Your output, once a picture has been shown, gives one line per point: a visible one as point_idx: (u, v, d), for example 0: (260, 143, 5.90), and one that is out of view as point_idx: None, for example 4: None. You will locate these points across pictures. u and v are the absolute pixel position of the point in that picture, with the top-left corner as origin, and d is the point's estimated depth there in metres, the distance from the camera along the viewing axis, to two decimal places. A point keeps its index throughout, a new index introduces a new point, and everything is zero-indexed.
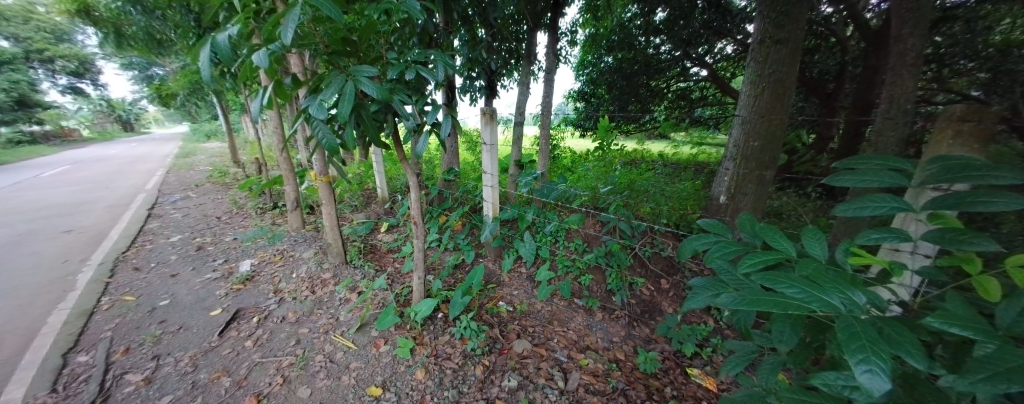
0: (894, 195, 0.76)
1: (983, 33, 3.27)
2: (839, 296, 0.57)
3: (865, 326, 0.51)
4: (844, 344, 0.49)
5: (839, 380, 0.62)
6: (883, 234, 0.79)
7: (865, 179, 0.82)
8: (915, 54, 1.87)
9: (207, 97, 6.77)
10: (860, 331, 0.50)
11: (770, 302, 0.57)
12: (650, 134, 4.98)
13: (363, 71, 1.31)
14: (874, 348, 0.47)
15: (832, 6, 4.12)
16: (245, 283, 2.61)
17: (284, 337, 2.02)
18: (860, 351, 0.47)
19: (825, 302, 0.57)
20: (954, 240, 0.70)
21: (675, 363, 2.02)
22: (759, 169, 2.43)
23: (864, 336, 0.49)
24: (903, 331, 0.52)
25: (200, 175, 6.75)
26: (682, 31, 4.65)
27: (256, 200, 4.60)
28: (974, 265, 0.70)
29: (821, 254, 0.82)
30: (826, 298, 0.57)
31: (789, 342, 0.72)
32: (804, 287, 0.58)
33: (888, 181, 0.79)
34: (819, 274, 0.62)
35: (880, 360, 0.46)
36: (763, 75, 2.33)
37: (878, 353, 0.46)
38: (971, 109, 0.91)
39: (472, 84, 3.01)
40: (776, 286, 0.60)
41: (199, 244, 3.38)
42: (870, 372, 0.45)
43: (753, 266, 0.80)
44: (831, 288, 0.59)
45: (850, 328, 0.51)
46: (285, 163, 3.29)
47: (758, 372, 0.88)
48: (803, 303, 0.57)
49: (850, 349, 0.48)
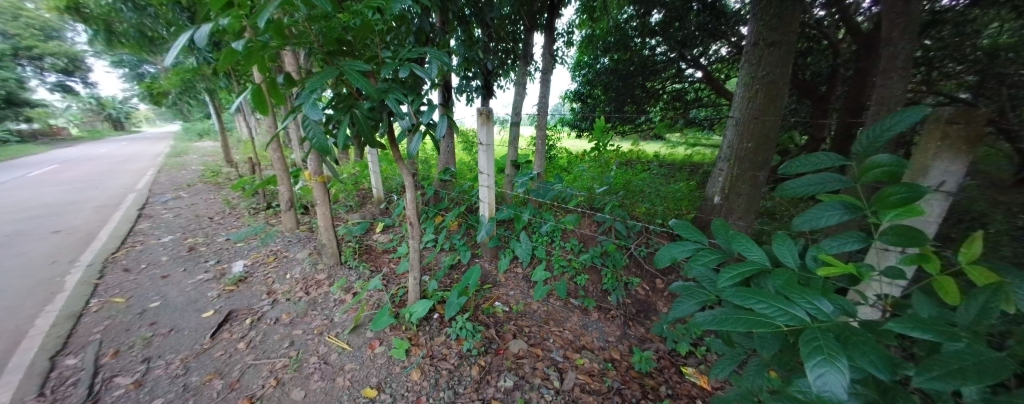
0: (848, 199, 0.84)
1: (972, 37, 3.34)
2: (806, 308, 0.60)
3: (826, 335, 0.53)
4: (806, 356, 0.51)
5: None
6: (844, 239, 0.85)
7: (812, 187, 0.91)
8: (905, 57, 1.90)
9: (199, 95, 6.66)
10: (823, 343, 0.51)
11: (731, 317, 0.62)
12: (646, 135, 5.03)
13: (357, 67, 1.31)
14: (828, 355, 0.50)
15: (824, 10, 4.20)
16: (238, 285, 2.58)
17: (277, 338, 1.99)
18: (820, 361, 0.50)
19: (792, 317, 0.59)
20: (910, 236, 0.76)
21: (671, 362, 2.03)
22: (752, 170, 2.45)
23: (824, 350, 0.50)
24: (866, 339, 0.53)
25: (192, 175, 6.65)
26: (678, 33, 4.70)
27: (250, 200, 4.55)
28: (935, 264, 0.74)
29: (792, 263, 0.84)
30: (792, 311, 0.60)
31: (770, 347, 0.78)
32: (772, 302, 0.62)
33: (831, 186, 0.88)
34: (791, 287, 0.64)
35: (839, 371, 0.48)
36: (756, 77, 2.35)
37: (838, 366, 0.48)
38: (959, 112, 0.92)
39: (469, 84, 3.00)
40: (745, 302, 0.63)
41: (190, 245, 3.33)
42: (829, 383, 0.47)
43: (732, 279, 0.83)
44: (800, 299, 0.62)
45: (813, 339, 0.53)
46: (279, 163, 3.25)
47: (746, 374, 0.93)
48: (770, 318, 0.60)
49: (812, 362, 0.50)
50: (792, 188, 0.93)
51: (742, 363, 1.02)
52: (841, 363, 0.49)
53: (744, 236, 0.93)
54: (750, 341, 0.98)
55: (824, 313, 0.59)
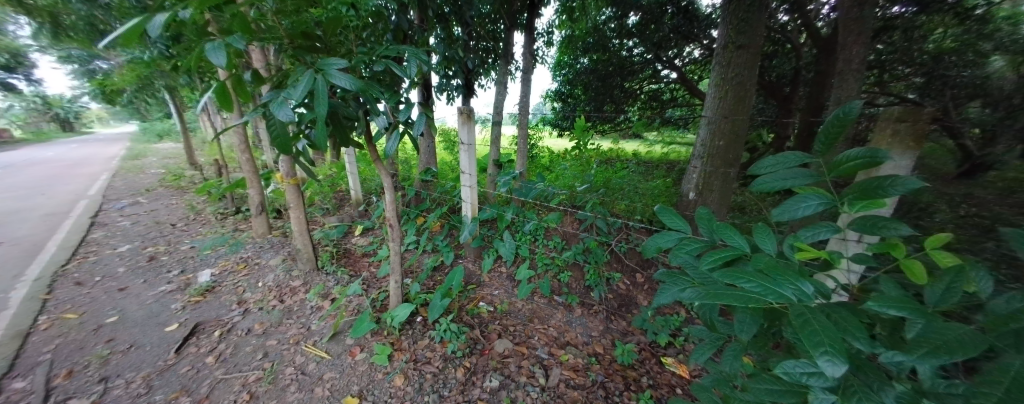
0: (821, 193, 0.86)
1: (919, 41, 3.97)
2: (792, 288, 0.60)
3: (814, 313, 0.54)
4: (804, 336, 0.51)
5: (796, 368, 0.60)
6: (816, 229, 0.87)
7: (783, 183, 0.93)
8: (859, 60, 2.05)
9: (158, 93, 6.23)
10: (814, 320, 0.52)
11: (726, 296, 0.60)
12: (625, 134, 5.14)
13: (333, 64, 1.24)
14: (823, 332, 0.50)
15: (787, 15, 4.47)
16: (205, 295, 2.42)
17: (250, 350, 1.89)
18: (818, 338, 0.49)
19: (780, 295, 0.59)
20: (875, 226, 0.79)
21: (652, 353, 2.07)
22: (724, 167, 2.55)
23: (820, 328, 0.50)
24: (849, 317, 0.55)
25: (152, 180, 6.21)
26: (654, 34, 4.83)
27: (217, 205, 4.30)
28: (900, 250, 0.78)
29: (771, 248, 0.88)
30: (780, 290, 0.60)
31: (748, 331, 0.77)
32: (760, 281, 0.61)
33: (803, 181, 0.89)
34: (775, 268, 0.65)
35: (836, 345, 0.48)
36: (726, 78, 2.45)
37: (833, 339, 0.48)
38: (907, 110, 0.98)
39: (449, 83, 2.96)
40: (736, 281, 0.62)
41: (151, 254, 3.10)
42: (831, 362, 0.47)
43: (712, 262, 0.86)
44: (784, 280, 0.62)
45: (804, 317, 0.53)
46: (248, 165, 3.08)
47: (724, 358, 0.95)
48: (760, 296, 0.60)
49: (808, 337, 0.50)
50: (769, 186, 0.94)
51: (720, 349, 1.05)
52: (835, 337, 0.49)
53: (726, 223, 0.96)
54: (730, 327, 1.00)
55: (805, 293, 0.60)
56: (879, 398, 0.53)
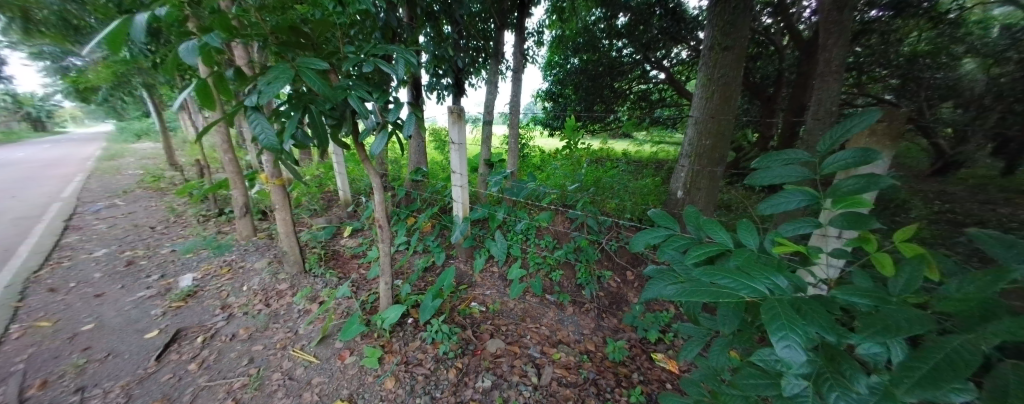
0: (804, 190, 0.88)
1: (894, 45, 3.99)
2: (766, 283, 0.62)
3: (782, 304, 0.56)
4: (766, 319, 0.54)
5: (772, 356, 0.72)
6: (798, 225, 0.90)
7: (766, 180, 0.96)
8: (838, 62, 2.12)
9: (136, 91, 6.01)
10: (782, 312, 0.54)
11: (701, 291, 0.62)
12: (615, 133, 5.18)
13: (314, 64, 1.21)
14: (786, 319, 0.52)
15: (771, 18, 4.61)
16: (187, 300, 2.34)
17: (235, 356, 1.83)
18: (779, 324, 0.52)
19: (753, 289, 0.61)
20: (856, 222, 0.80)
21: (642, 349, 2.09)
22: (711, 166, 2.60)
23: (784, 316, 0.53)
24: (818, 308, 0.55)
25: (130, 181, 5.98)
26: (643, 35, 4.89)
27: (199, 207, 4.17)
28: (873, 244, 0.81)
29: (753, 244, 0.90)
30: (754, 285, 0.62)
31: (729, 323, 0.80)
32: (736, 277, 0.63)
33: (794, 177, 0.92)
34: (751, 263, 0.67)
35: (799, 335, 0.51)
36: (712, 79, 2.49)
37: (797, 330, 0.51)
38: (884, 110, 1.02)
39: (439, 82, 2.93)
40: (713, 277, 0.64)
41: (129, 258, 2.98)
42: (789, 345, 0.50)
43: (697, 257, 0.87)
44: (760, 275, 0.64)
45: (773, 310, 0.55)
46: (231, 165, 2.99)
47: (711, 352, 0.96)
48: (734, 291, 0.62)
49: (773, 328, 0.53)
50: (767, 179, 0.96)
51: (707, 344, 1.07)
52: (798, 328, 0.52)
53: (711, 220, 0.98)
54: (715, 322, 1.02)
55: (779, 288, 0.62)
56: (852, 386, 0.55)
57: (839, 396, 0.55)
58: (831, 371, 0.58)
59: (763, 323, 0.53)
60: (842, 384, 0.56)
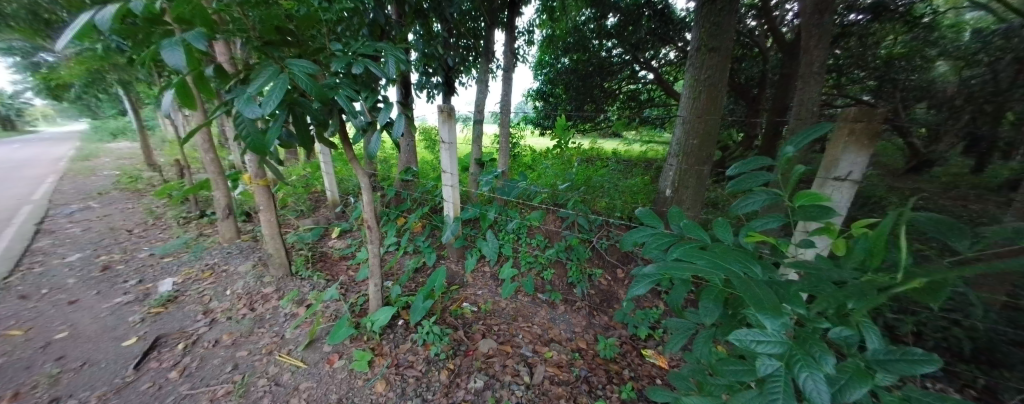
0: (767, 188, 0.92)
1: (872, 47, 4.15)
2: (740, 266, 0.68)
3: (760, 287, 0.61)
4: (749, 300, 0.58)
5: (748, 337, 0.64)
6: (767, 219, 0.93)
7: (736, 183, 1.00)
8: (820, 64, 2.18)
9: (111, 88, 5.76)
10: (759, 289, 0.59)
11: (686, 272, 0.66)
12: (605, 132, 5.21)
13: (300, 65, 1.18)
14: (766, 299, 0.57)
15: (755, 20, 4.73)
16: (167, 305, 2.26)
17: (218, 363, 1.77)
18: (761, 305, 0.56)
19: (729, 270, 0.66)
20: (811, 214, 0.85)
21: (632, 346, 2.11)
22: (698, 165, 2.64)
23: (763, 297, 0.58)
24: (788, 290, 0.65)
25: (105, 182, 5.73)
26: (632, 36, 4.93)
27: (180, 209, 4.02)
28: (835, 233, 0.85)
29: (727, 239, 0.92)
30: (730, 267, 0.67)
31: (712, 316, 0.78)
32: (714, 260, 0.68)
33: (759, 179, 0.95)
34: (726, 250, 0.72)
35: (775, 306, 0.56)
36: (700, 79, 2.54)
37: (773, 302, 0.56)
38: (862, 111, 1.04)
39: (429, 81, 2.91)
40: (693, 259, 0.68)
41: (104, 263, 2.86)
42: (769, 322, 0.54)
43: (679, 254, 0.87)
44: (735, 259, 0.69)
45: (750, 288, 0.60)
46: (213, 165, 2.89)
47: (695, 344, 0.99)
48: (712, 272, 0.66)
49: (752, 302, 0.57)
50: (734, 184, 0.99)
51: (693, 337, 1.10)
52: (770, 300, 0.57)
53: (690, 222, 0.99)
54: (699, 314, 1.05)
55: (753, 272, 0.67)
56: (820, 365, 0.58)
57: (809, 376, 0.56)
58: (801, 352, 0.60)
59: (748, 302, 0.57)
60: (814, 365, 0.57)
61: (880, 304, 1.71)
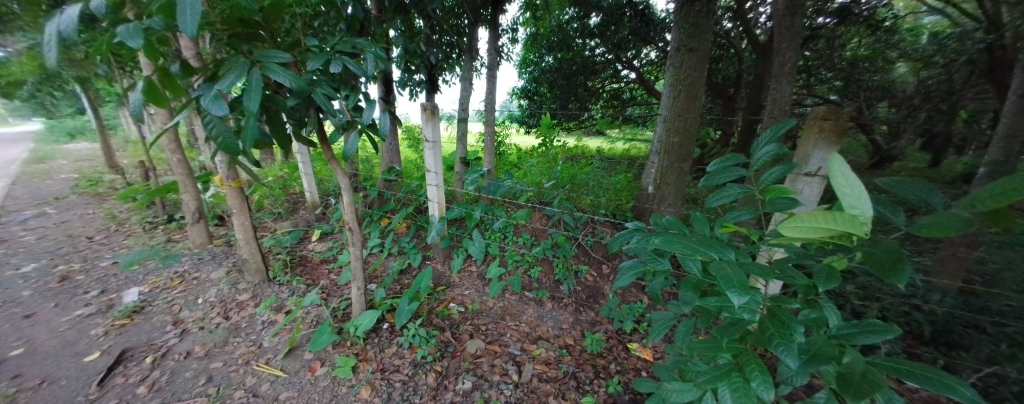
0: (738, 184, 0.96)
1: (838, 49, 4.35)
2: (716, 251, 0.70)
3: (732, 269, 0.65)
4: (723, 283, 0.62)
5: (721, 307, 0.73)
6: (740, 213, 0.96)
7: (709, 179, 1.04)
8: (791, 64, 2.26)
9: (66, 85, 5.37)
10: (728, 271, 0.64)
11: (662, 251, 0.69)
12: (590, 130, 5.25)
13: (274, 59, 1.12)
14: (737, 280, 0.61)
15: (731, 22, 4.89)
16: (133, 317, 2.12)
17: (190, 376, 1.68)
18: (730, 284, 0.61)
19: (704, 254, 0.69)
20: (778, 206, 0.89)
21: (618, 340, 2.14)
22: (679, 162, 2.70)
23: (734, 279, 0.62)
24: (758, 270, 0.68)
25: (61, 186, 5.34)
26: (614, 36, 5.00)
27: (145, 214, 3.79)
28: None
29: (704, 231, 0.95)
30: (706, 251, 0.70)
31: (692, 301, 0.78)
32: (692, 244, 0.71)
33: (729, 176, 0.99)
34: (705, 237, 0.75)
35: (740, 286, 0.60)
36: (679, 79, 2.60)
37: (738, 283, 0.61)
38: (830, 110, 1.09)
39: (412, 78, 2.85)
40: (672, 244, 0.71)
41: (62, 273, 2.66)
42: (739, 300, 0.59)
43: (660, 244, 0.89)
44: (711, 245, 0.72)
45: (722, 271, 0.64)
46: (180, 167, 2.74)
47: (676, 332, 1.02)
48: (689, 255, 0.69)
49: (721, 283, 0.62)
50: (707, 183, 1.02)
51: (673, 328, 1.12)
52: (738, 281, 0.61)
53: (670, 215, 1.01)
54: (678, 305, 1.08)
55: (728, 256, 0.70)
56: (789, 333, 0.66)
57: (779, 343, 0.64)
58: (774, 325, 0.68)
59: (720, 283, 0.61)
60: (781, 335, 0.65)
61: (848, 292, 1.80)
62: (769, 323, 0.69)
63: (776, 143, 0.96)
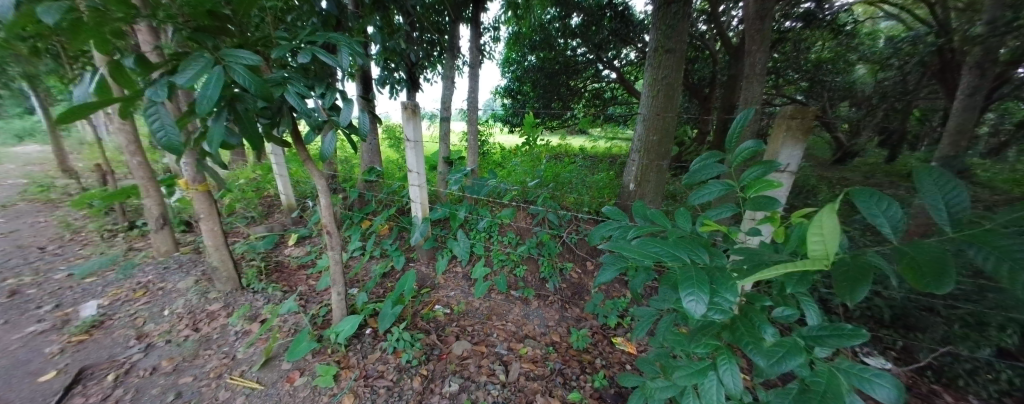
0: (719, 180, 0.98)
1: (803, 52, 4.52)
2: (688, 253, 0.71)
3: (696, 268, 0.67)
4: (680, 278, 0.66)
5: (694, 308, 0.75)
6: (721, 209, 0.99)
7: (692, 177, 1.06)
8: (760, 65, 2.36)
9: (8, 84, 4.92)
10: (694, 275, 0.65)
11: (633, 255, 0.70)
12: (573, 129, 5.30)
13: (239, 58, 1.04)
14: (699, 283, 0.63)
15: (705, 24, 5.06)
16: (91, 332, 1.97)
17: (156, 392, 1.57)
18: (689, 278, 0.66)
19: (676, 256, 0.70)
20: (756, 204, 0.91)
21: (603, 335, 2.16)
22: (658, 159, 2.76)
23: (697, 281, 0.64)
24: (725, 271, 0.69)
25: (5, 193, 4.89)
26: (595, 36, 5.08)
27: (103, 221, 3.52)
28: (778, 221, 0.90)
29: (685, 227, 0.97)
30: (678, 253, 0.71)
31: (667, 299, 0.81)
32: (666, 247, 0.71)
33: (712, 172, 1.01)
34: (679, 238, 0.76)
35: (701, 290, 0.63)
36: (658, 79, 2.66)
37: (700, 288, 0.63)
38: (798, 109, 1.14)
39: (391, 76, 2.78)
40: (646, 246, 0.72)
41: (9, 287, 2.44)
42: (693, 298, 0.62)
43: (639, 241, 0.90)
44: (684, 247, 0.73)
45: (687, 275, 0.66)
46: (141, 170, 2.55)
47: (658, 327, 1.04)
48: (661, 258, 0.70)
49: (684, 287, 0.64)
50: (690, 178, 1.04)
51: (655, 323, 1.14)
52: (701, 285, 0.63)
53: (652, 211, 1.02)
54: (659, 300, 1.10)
55: (700, 258, 0.71)
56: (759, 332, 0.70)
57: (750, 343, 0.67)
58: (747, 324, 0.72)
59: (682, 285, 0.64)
60: (751, 334, 0.69)
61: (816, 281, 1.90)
62: (740, 321, 0.72)
63: (756, 141, 0.97)
